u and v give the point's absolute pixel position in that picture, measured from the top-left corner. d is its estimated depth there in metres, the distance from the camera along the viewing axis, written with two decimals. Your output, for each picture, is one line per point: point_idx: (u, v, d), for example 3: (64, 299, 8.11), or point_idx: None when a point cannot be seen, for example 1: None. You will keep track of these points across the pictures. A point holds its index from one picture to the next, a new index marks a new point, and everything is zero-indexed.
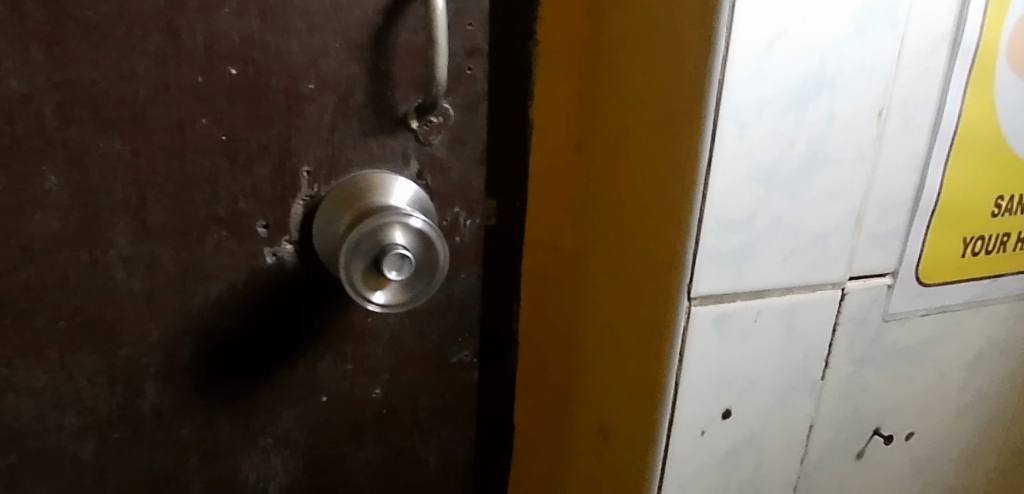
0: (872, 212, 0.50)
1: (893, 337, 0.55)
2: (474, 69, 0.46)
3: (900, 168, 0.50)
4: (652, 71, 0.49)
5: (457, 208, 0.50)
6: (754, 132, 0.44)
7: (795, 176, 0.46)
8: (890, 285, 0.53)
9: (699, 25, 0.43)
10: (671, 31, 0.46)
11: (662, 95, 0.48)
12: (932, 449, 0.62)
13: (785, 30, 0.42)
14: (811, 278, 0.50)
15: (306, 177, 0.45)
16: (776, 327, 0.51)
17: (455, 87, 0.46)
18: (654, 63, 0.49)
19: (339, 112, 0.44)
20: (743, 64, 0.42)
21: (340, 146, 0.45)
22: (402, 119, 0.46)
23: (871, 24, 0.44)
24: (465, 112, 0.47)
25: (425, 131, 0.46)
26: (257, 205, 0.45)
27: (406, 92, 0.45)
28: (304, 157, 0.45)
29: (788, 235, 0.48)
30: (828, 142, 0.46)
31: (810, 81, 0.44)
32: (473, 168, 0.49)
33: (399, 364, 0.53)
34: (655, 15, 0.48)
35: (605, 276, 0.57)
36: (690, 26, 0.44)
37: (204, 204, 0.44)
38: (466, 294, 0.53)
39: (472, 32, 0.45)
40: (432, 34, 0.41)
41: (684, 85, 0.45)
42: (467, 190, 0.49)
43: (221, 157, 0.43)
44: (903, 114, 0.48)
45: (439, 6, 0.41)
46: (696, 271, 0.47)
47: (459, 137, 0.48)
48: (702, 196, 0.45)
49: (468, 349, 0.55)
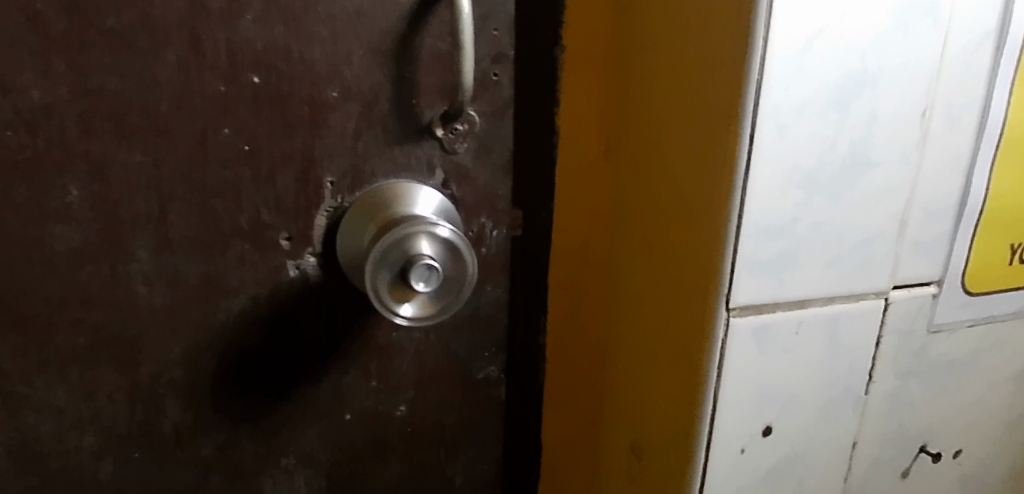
0: (915, 217, 0.48)
1: (940, 349, 0.53)
2: (500, 74, 0.45)
3: (943, 172, 0.48)
4: (682, 75, 0.48)
5: (483, 219, 0.48)
6: (794, 134, 0.43)
7: (836, 179, 0.45)
8: (935, 294, 0.51)
9: (736, 24, 0.42)
10: (704, 33, 0.45)
11: (695, 98, 0.47)
12: (981, 467, 0.59)
13: (825, 27, 0.41)
14: (854, 286, 0.48)
15: (330, 187, 0.44)
16: (817, 338, 0.49)
17: (481, 93, 0.45)
18: (686, 66, 0.47)
19: (364, 120, 0.43)
20: (782, 63, 0.41)
21: (364, 156, 0.44)
22: (427, 127, 0.44)
23: (912, 21, 0.43)
24: (491, 119, 0.46)
25: (450, 139, 0.45)
26: (280, 217, 0.44)
27: (431, 99, 0.44)
28: (328, 167, 0.44)
29: (829, 240, 0.47)
30: (871, 143, 0.45)
31: (852, 81, 0.43)
32: (499, 177, 0.47)
33: (424, 379, 0.51)
34: (685, 17, 0.47)
35: (636, 286, 0.56)
36: (725, 25, 0.43)
37: (227, 215, 0.43)
38: (493, 307, 0.51)
39: (497, 36, 0.44)
40: (458, 40, 0.40)
41: (720, 88, 0.44)
42: (494, 199, 0.48)
43: (244, 167, 0.43)
44: (947, 114, 0.46)
45: (466, 8, 0.40)
46: (735, 280, 0.45)
47: (485, 145, 0.46)
48: (740, 202, 0.44)
49: (495, 364, 0.53)
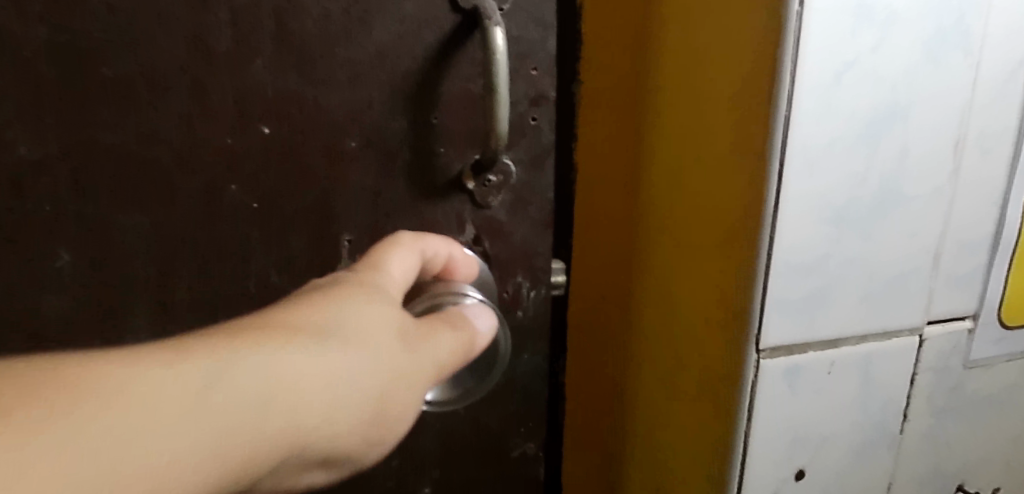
0: (949, 251, 0.47)
1: (976, 385, 0.51)
2: (538, 119, 0.41)
3: (977, 203, 0.46)
4: (706, 105, 0.47)
5: (519, 278, 0.44)
6: (824, 169, 0.41)
7: (864, 215, 0.43)
8: (971, 329, 0.49)
9: (757, 57, 0.41)
10: (726, 63, 0.44)
11: (718, 130, 0.46)
12: None
13: (855, 60, 0.40)
14: (886, 322, 0.46)
15: (347, 246, 0.41)
16: (852, 377, 0.47)
17: (519, 140, 0.41)
18: (709, 97, 0.46)
19: (385, 172, 0.40)
20: (811, 98, 0.40)
21: (385, 213, 0.40)
22: (457, 178, 0.41)
23: (944, 52, 0.41)
24: (528, 168, 0.42)
25: (482, 192, 0.41)
26: (291, 279, 0.41)
27: (461, 149, 0.40)
28: (346, 224, 0.40)
29: (860, 276, 0.45)
30: (898, 178, 0.43)
31: (878, 114, 0.41)
32: (537, 231, 0.43)
33: (447, 458, 0.48)
34: (705, 48, 0.46)
35: (664, 322, 0.54)
36: (748, 65, 0.42)
37: (232, 279, 0.41)
38: (531, 375, 0.48)
39: (536, 77, 0.40)
40: (491, 81, 0.35)
41: (745, 121, 0.42)
42: (532, 257, 0.44)
43: (253, 226, 0.40)
44: (980, 145, 0.45)
45: (500, 47, 0.35)
46: (764, 321, 0.44)
47: (522, 197, 0.42)
48: (769, 240, 0.42)
49: (532, 440, 0.50)
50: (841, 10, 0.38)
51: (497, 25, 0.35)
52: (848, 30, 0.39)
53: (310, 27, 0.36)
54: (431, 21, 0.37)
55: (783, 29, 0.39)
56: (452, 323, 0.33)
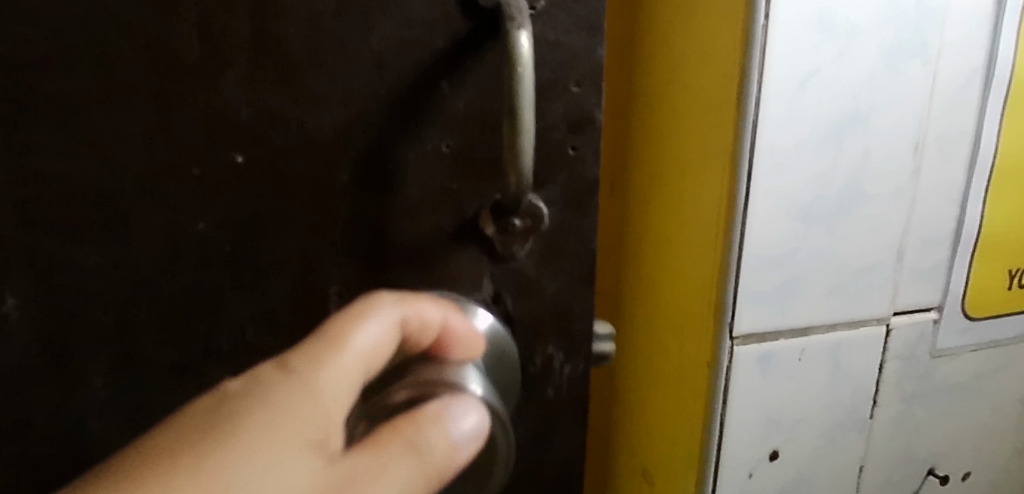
0: (912, 245, 0.48)
1: (943, 372, 0.52)
2: (579, 148, 0.36)
3: (941, 199, 0.48)
4: (681, 97, 0.47)
5: (550, 348, 0.39)
6: (791, 170, 0.41)
7: (831, 213, 0.44)
8: (936, 319, 0.51)
9: (726, 52, 0.41)
10: (699, 55, 0.44)
11: (689, 123, 0.46)
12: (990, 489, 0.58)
13: (817, 70, 0.40)
14: (854, 312, 0.47)
15: (335, 300, 0.36)
16: (821, 364, 0.47)
17: (553, 175, 0.36)
18: (684, 87, 0.46)
19: (378, 202, 0.35)
20: (778, 101, 0.40)
21: (386, 265, 0.36)
22: (474, 220, 0.36)
23: (905, 60, 0.43)
24: (559, 211, 0.37)
25: (505, 239, 0.36)
26: (269, 334, 0.36)
27: (474, 180, 0.36)
28: (332, 277, 0.36)
29: (828, 271, 0.45)
30: (863, 179, 0.44)
31: (844, 118, 0.42)
32: (572, 290, 0.39)
33: None
34: (681, 42, 0.46)
35: (647, 319, 0.53)
36: (718, 66, 0.42)
37: (203, 329, 0.36)
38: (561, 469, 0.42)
39: (579, 96, 0.35)
40: (513, 97, 0.31)
41: (716, 110, 0.43)
42: (567, 320, 0.39)
43: (226, 272, 0.35)
44: (941, 146, 0.47)
45: (524, 54, 0.31)
46: (736, 308, 0.43)
47: (553, 248, 0.37)
48: (741, 228, 0.42)
49: None
50: (806, 17, 0.39)
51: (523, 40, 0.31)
52: (819, 36, 0.40)
53: (294, 33, 0.33)
54: (436, 24, 0.34)
55: (751, 22, 0.39)
56: (412, 435, 0.26)
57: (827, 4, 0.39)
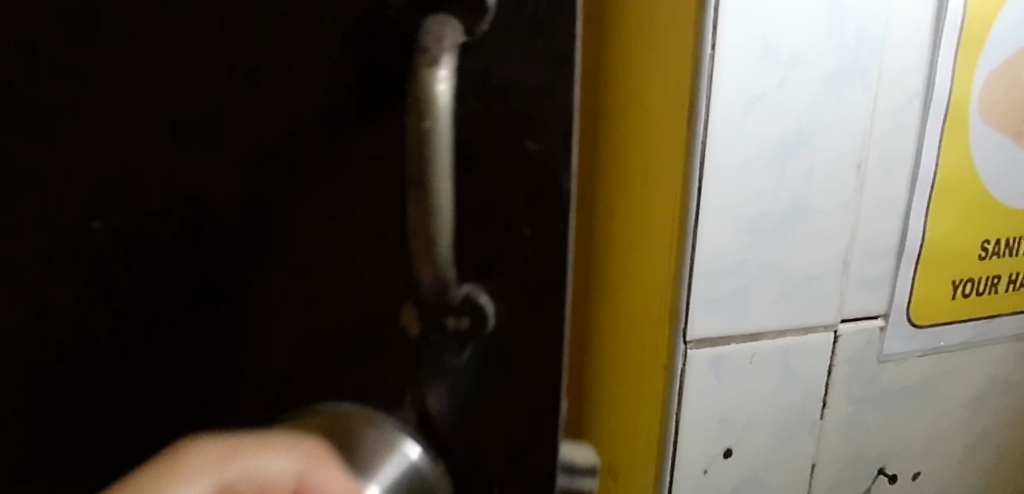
0: (858, 258, 0.52)
1: (890, 377, 0.57)
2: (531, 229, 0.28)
3: (883, 216, 0.53)
4: (643, 121, 0.51)
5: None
6: (738, 186, 0.46)
7: (779, 226, 0.48)
8: (881, 326, 0.55)
9: (680, 80, 0.46)
10: (655, 84, 0.49)
11: (650, 145, 0.50)
12: (938, 489, 0.63)
13: (762, 95, 0.45)
14: (802, 320, 0.51)
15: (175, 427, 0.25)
16: (771, 367, 0.51)
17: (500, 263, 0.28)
18: (644, 114, 0.51)
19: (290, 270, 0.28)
20: (724, 124, 0.45)
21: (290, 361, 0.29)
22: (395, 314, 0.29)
23: (846, 87, 0.48)
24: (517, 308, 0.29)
25: (435, 345, 0.28)
26: None
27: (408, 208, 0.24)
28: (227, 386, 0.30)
29: (777, 280, 0.49)
30: (808, 195, 0.49)
31: (789, 140, 0.47)
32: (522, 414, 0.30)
33: None
34: (640, 71, 0.51)
35: (614, 327, 0.58)
36: (673, 91, 0.47)
37: None
38: None
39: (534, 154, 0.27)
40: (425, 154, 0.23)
41: (672, 133, 0.47)
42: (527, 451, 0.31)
43: None
44: (882, 166, 0.51)
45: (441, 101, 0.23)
46: (690, 314, 0.48)
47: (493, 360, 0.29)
48: (692, 240, 0.47)
49: None
50: (751, 48, 0.44)
51: (443, 82, 0.23)
52: (763, 67, 0.45)
53: None
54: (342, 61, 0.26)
55: (700, 56, 0.44)
56: None
57: (770, 34, 0.44)
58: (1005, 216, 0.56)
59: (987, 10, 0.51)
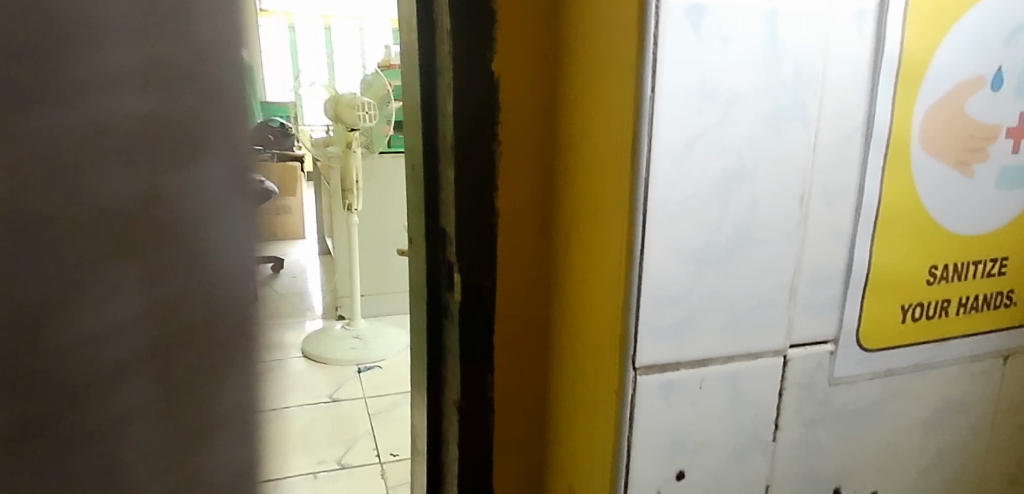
0: (804, 284, 0.54)
1: (842, 400, 0.58)
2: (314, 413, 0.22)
3: (829, 245, 0.54)
4: (597, 149, 0.51)
5: None
6: (682, 218, 0.48)
7: (725, 256, 0.51)
8: (832, 351, 0.57)
9: (623, 118, 0.48)
10: (601, 120, 0.51)
11: (601, 177, 0.51)
12: None
13: (703, 133, 0.48)
14: (750, 346, 0.53)
15: None
16: (721, 391, 0.53)
17: None
18: (596, 145, 0.51)
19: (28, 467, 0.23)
20: (665, 162, 0.47)
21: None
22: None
23: (785, 124, 0.50)
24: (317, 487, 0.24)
25: None
26: None
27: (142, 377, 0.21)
28: None
29: (724, 308, 0.51)
30: (753, 226, 0.51)
31: (731, 175, 0.49)
32: None
33: None
34: (590, 103, 0.52)
35: (574, 354, 0.57)
36: (615, 131, 0.49)
37: None
38: None
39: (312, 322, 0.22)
40: None
41: (617, 168, 0.49)
42: None
43: None
44: (825, 196, 0.54)
45: None
46: (638, 342, 0.49)
47: None
48: (638, 271, 0.48)
49: None
50: (690, 89, 0.47)
51: None
52: (701, 106, 0.47)
53: None
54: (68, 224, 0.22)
55: (641, 97, 0.46)
56: None
57: (707, 77, 0.47)
58: (951, 242, 0.58)
59: (923, 49, 0.53)
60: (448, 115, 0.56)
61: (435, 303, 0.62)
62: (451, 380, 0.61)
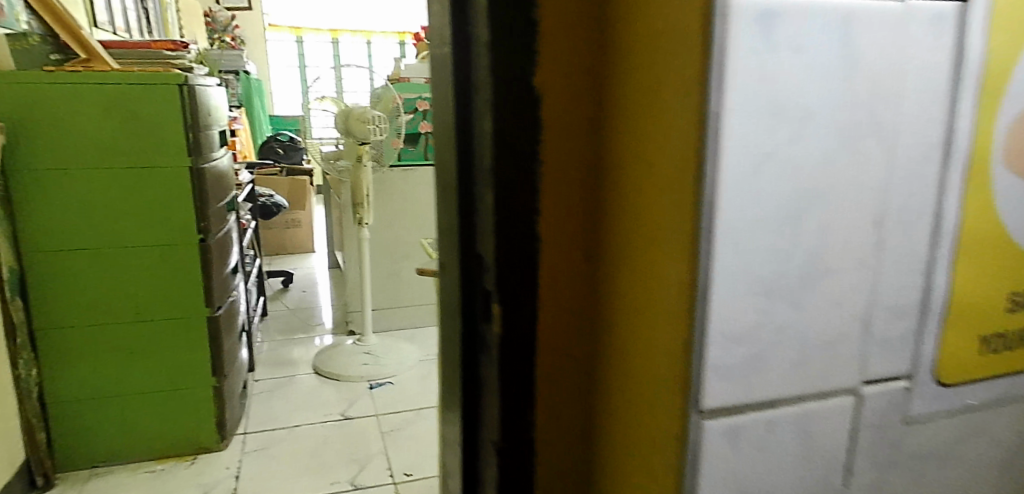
0: (879, 316, 0.49)
1: (917, 440, 0.54)
2: None
3: (904, 272, 0.50)
4: (653, 170, 0.46)
5: None
6: (751, 246, 0.43)
7: (797, 287, 0.46)
8: (906, 388, 0.52)
9: (684, 134, 0.43)
10: (655, 138, 0.46)
11: (658, 200, 0.46)
12: None
13: (773, 152, 0.43)
14: (821, 385, 0.48)
15: None
16: (790, 436, 0.48)
17: None
18: (652, 166, 0.46)
19: None
20: (733, 184, 0.42)
21: None
22: None
23: (859, 141, 0.46)
24: None
25: None
26: None
27: None
28: None
29: (794, 344, 0.47)
30: (825, 253, 0.46)
31: (803, 197, 0.45)
32: None
33: None
34: (643, 118, 0.47)
35: (623, 395, 0.52)
36: (673, 150, 0.44)
37: None
38: None
39: None
40: None
41: (677, 190, 0.44)
42: None
43: None
44: (902, 220, 0.49)
45: None
46: (704, 384, 0.45)
47: None
48: (703, 306, 0.43)
49: None
50: (760, 103, 0.42)
51: None
52: (773, 123, 0.42)
53: None
54: None
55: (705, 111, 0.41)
56: None
57: (779, 89, 0.42)
58: None
59: (1004, 56, 0.49)
60: (487, 133, 0.51)
61: (471, 336, 0.57)
62: (490, 420, 0.57)
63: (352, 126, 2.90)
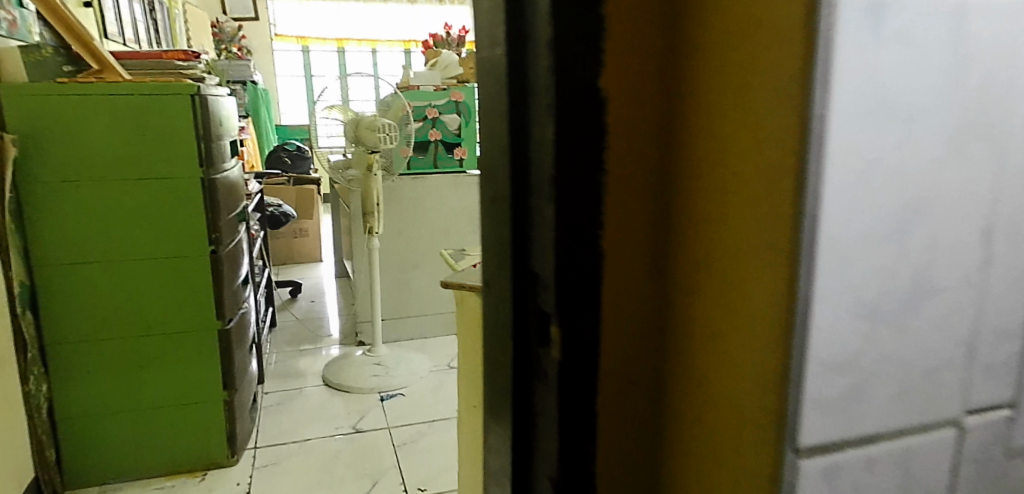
0: (986, 340, 0.44)
1: (1020, 474, 0.49)
2: None
3: (1014, 290, 0.45)
4: (739, 179, 0.42)
5: None
6: (855, 265, 0.39)
7: (900, 309, 0.41)
8: (1011, 418, 0.47)
9: (779, 139, 0.38)
10: (740, 145, 0.41)
11: (745, 213, 0.41)
12: None
13: (880, 159, 0.38)
14: (923, 417, 0.44)
15: None
16: (890, 474, 0.44)
17: None
18: (738, 173, 0.42)
19: None
20: (837, 196, 0.38)
21: None
22: None
23: (970, 147, 0.41)
24: None
25: None
26: None
27: None
28: None
29: (896, 373, 0.42)
30: (931, 271, 0.42)
31: (909, 210, 0.40)
32: None
33: None
34: (727, 121, 0.42)
35: (700, 426, 0.47)
36: (765, 157, 0.39)
37: None
38: None
39: None
40: None
41: (769, 202, 0.39)
42: None
43: None
44: (1013, 231, 0.44)
45: None
46: (801, 419, 0.40)
47: None
48: (803, 333, 0.39)
49: None
50: (868, 104, 0.37)
51: None
52: (879, 127, 0.38)
53: None
54: None
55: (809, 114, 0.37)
56: None
57: (888, 89, 0.38)
58: None
59: None
60: (547, 140, 0.47)
61: (525, 360, 0.53)
62: (546, 452, 0.52)
63: (363, 135, 2.87)
